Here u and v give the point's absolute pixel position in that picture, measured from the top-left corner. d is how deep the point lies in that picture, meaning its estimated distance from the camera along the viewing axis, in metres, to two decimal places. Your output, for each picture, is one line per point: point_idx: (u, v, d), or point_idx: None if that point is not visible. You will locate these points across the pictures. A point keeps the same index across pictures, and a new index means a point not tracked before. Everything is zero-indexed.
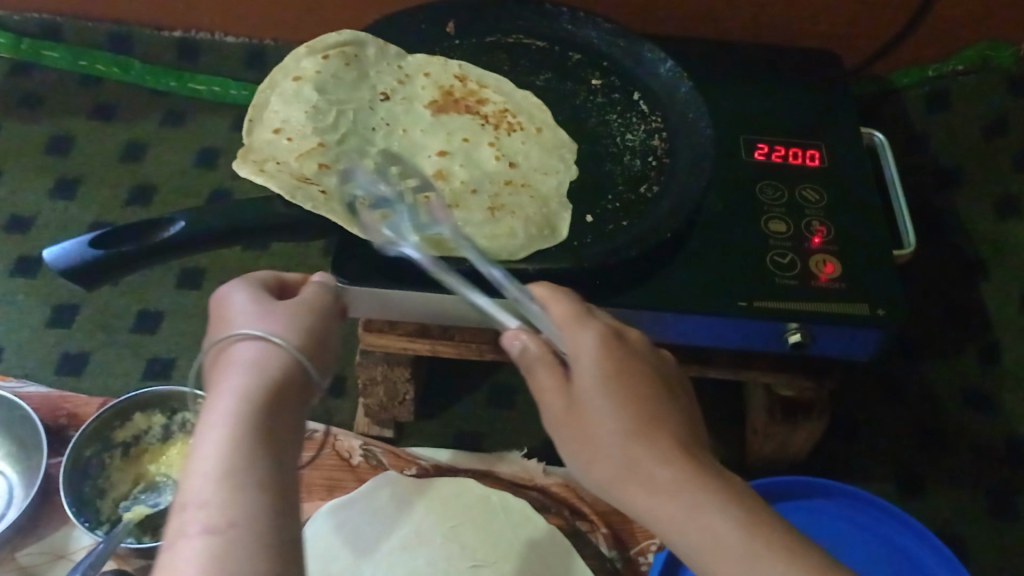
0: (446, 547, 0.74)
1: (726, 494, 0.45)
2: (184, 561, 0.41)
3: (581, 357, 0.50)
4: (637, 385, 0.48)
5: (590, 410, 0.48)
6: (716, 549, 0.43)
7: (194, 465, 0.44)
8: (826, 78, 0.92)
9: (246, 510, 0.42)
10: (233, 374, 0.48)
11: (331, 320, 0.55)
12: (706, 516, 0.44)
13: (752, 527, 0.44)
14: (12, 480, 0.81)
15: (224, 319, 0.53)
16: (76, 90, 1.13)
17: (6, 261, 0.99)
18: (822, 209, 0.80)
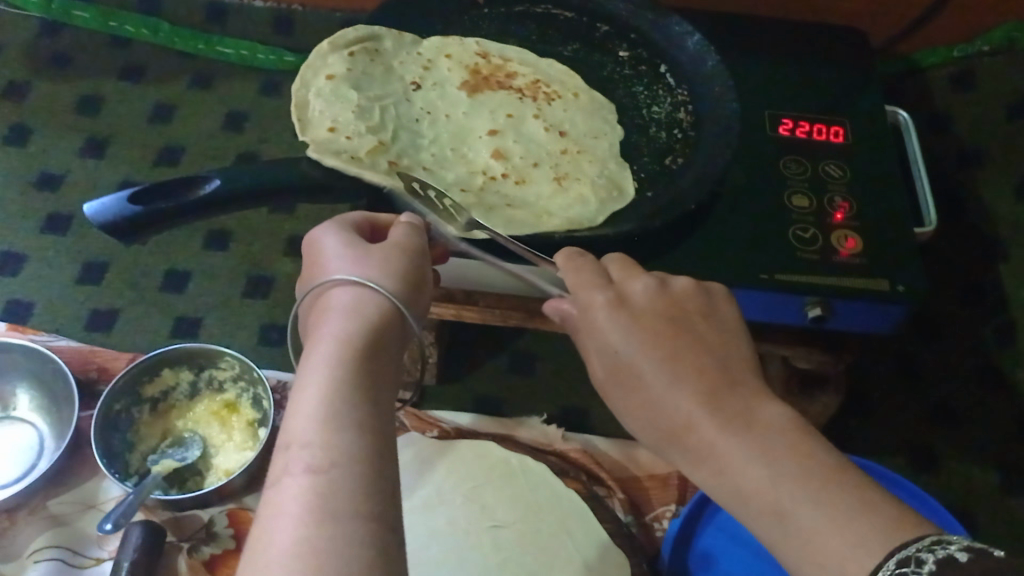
0: (466, 507, 0.76)
1: (752, 435, 0.46)
2: (289, 496, 0.44)
3: (601, 322, 0.52)
4: (667, 340, 0.50)
5: (628, 367, 0.50)
6: (744, 488, 0.45)
7: (298, 406, 0.48)
8: (851, 55, 0.93)
9: (346, 452, 0.46)
10: (334, 320, 0.52)
11: (420, 261, 0.59)
12: (728, 458, 0.46)
13: (774, 462, 0.45)
14: (43, 432, 0.82)
15: (323, 266, 0.57)
16: (105, 50, 1.14)
17: (36, 217, 1.00)
18: (845, 185, 0.81)
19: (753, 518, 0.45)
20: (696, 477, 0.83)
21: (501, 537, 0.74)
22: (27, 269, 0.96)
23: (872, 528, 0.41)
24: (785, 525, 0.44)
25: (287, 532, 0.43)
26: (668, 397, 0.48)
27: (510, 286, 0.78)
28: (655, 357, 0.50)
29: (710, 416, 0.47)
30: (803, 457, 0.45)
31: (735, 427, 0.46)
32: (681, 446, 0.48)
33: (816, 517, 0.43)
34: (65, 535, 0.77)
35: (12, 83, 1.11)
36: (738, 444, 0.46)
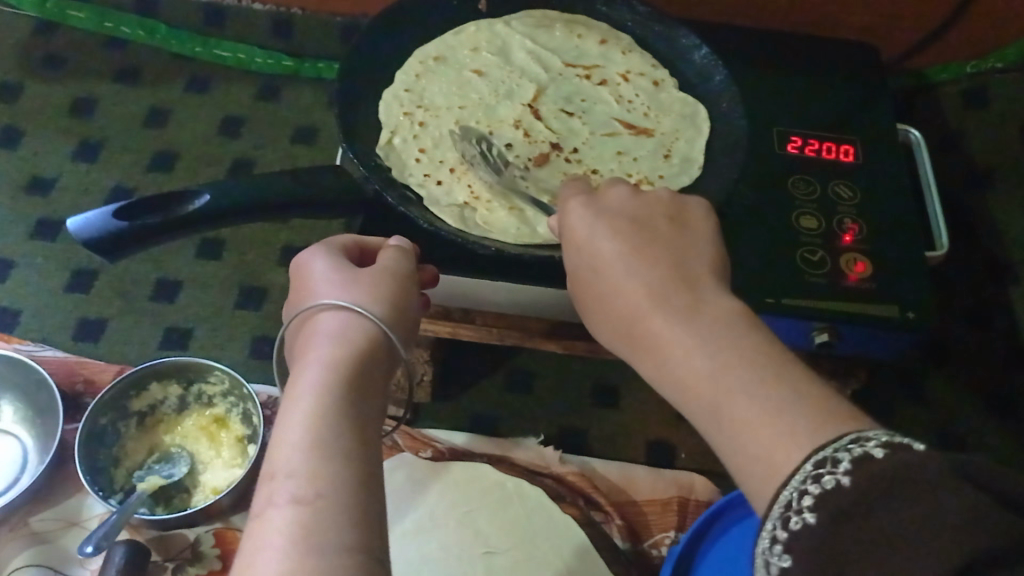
0: (458, 532, 0.74)
1: (694, 318, 0.48)
2: (273, 529, 0.42)
3: (593, 228, 0.56)
4: (648, 245, 0.54)
5: (599, 270, 0.54)
6: (684, 378, 0.47)
7: (284, 434, 0.46)
8: (863, 70, 0.90)
9: (333, 482, 0.43)
10: (321, 345, 0.50)
11: (409, 283, 0.57)
12: (671, 343, 0.48)
13: (717, 349, 0.46)
14: (27, 445, 0.80)
15: (311, 289, 0.55)
16: (100, 52, 1.12)
17: (26, 222, 0.98)
18: (854, 207, 0.79)
19: (688, 404, 0.47)
20: (696, 503, 0.81)
21: (495, 563, 0.72)
22: (15, 275, 0.94)
23: (790, 408, 0.42)
24: (721, 406, 0.44)
25: (271, 567, 0.40)
26: (618, 291, 0.52)
27: (509, 304, 0.76)
28: (623, 256, 0.53)
29: (663, 306, 0.49)
30: (743, 345, 0.46)
31: (681, 314, 0.49)
32: (636, 338, 0.51)
33: (744, 397, 0.43)
34: (47, 553, 0.74)
35: (5, 84, 1.09)
36: (686, 327, 0.48)
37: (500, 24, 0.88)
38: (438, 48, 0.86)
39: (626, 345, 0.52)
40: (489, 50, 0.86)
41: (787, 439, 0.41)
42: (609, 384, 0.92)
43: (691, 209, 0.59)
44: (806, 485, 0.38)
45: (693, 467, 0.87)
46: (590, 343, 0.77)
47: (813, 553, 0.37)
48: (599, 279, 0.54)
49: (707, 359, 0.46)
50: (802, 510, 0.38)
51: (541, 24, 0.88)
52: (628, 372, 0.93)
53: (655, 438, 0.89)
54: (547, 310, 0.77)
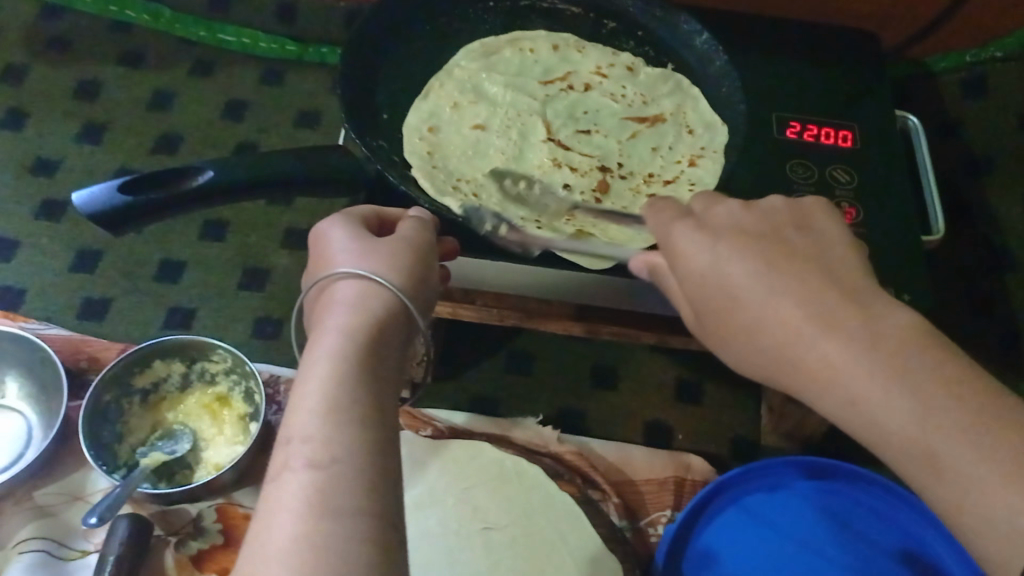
0: (458, 508, 0.75)
1: (877, 351, 0.43)
2: (289, 493, 0.43)
3: (719, 257, 0.49)
4: (787, 261, 0.48)
5: (738, 299, 0.48)
6: (881, 429, 0.43)
7: (301, 400, 0.47)
8: (862, 57, 0.91)
9: (348, 447, 0.44)
10: (338, 313, 0.51)
11: (427, 255, 0.58)
12: (859, 389, 0.43)
13: (919, 395, 0.42)
14: (31, 421, 0.81)
15: (328, 258, 0.56)
16: (105, 35, 1.13)
17: (31, 203, 0.99)
18: (851, 191, 0.79)
19: (891, 456, 0.43)
20: (692, 483, 0.82)
21: (492, 539, 0.73)
22: (20, 255, 0.95)
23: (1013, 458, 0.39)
24: (935, 467, 0.41)
25: (286, 530, 0.41)
26: (774, 320, 0.46)
27: (510, 284, 0.77)
28: (756, 279, 0.48)
29: (828, 337, 0.44)
30: (928, 381, 0.42)
31: (853, 343, 0.44)
32: (790, 373, 0.46)
33: (970, 458, 0.40)
34: (51, 526, 0.75)
35: (11, 66, 1.10)
36: (865, 366, 0.43)
37: (458, 70, 0.86)
38: (418, 116, 0.82)
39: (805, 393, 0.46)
40: (465, 101, 0.84)
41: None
42: (608, 366, 0.93)
43: (808, 217, 0.53)
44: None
45: (690, 448, 0.88)
46: (588, 324, 0.78)
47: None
48: (729, 307, 0.48)
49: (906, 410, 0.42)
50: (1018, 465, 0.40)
51: (490, 50, 0.88)
52: (627, 354, 0.94)
53: (652, 420, 0.90)
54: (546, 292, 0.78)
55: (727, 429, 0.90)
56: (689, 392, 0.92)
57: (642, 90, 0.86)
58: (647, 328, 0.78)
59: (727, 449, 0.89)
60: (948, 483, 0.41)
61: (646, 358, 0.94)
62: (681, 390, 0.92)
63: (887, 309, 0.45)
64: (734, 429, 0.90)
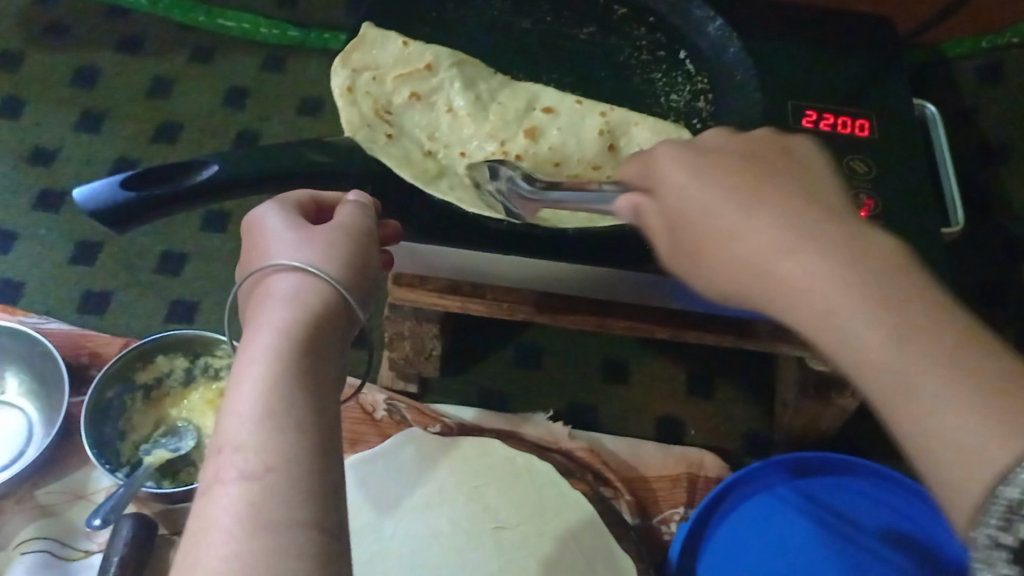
0: (467, 507, 0.74)
1: (847, 262, 0.38)
2: (221, 509, 0.41)
3: (690, 179, 0.46)
4: (754, 180, 0.44)
5: (729, 221, 0.43)
6: (842, 344, 0.38)
7: (233, 404, 0.44)
8: (880, 42, 0.89)
9: (283, 454, 0.42)
10: (272, 306, 0.48)
11: (367, 239, 0.55)
12: (838, 311, 0.38)
13: (883, 298, 0.37)
14: (32, 418, 0.80)
15: (264, 247, 0.53)
16: (104, 21, 1.10)
17: (28, 193, 0.97)
18: (869, 181, 0.77)
19: (860, 379, 0.37)
20: (706, 479, 0.80)
21: (504, 538, 0.72)
22: (19, 247, 0.93)
23: (979, 362, 0.34)
24: (903, 388, 0.35)
25: (217, 548, 0.39)
26: (747, 230, 0.42)
27: (520, 279, 0.76)
28: (739, 199, 0.44)
29: (802, 252, 0.40)
30: (909, 299, 0.37)
31: (832, 258, 0.39)
32: (781, 307, 0.40)
33: (940, 383, 0.34)
34: (52, 526, 0.74)
35: (6, 53, 1.07)
36: (836, 275, 0.38)
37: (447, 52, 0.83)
38: (382, 82, 0.82)
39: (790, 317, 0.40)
40: (426, 86, 0.83)
41: (993, 428, 0.33)
42: (618, 360, 0.92)
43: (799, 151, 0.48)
44: (999, 515, 0.31)
45: (701, 444, 0.87)
46: (602, 319, 0.77)
47: None
48: (709, 232, 0.44)
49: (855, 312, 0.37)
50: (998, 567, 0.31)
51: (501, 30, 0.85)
52: (638, 346, 0.92)
53: (664, 414, 0.88)
54: (556, 287, 0.77)
55: (740, 424, 0.89)
56: (700, 385, 0.91)
57: (608, 120, 0.81)
58: (662, 323, 0.77)
59: (741, 444, 0.87)
60: (910, 400, 0.35)
61: (658, 351, 0.92)
62: (693, 383, 0.91)
63: (865, 231, 0.41)
64: (747, 425, 0.89)
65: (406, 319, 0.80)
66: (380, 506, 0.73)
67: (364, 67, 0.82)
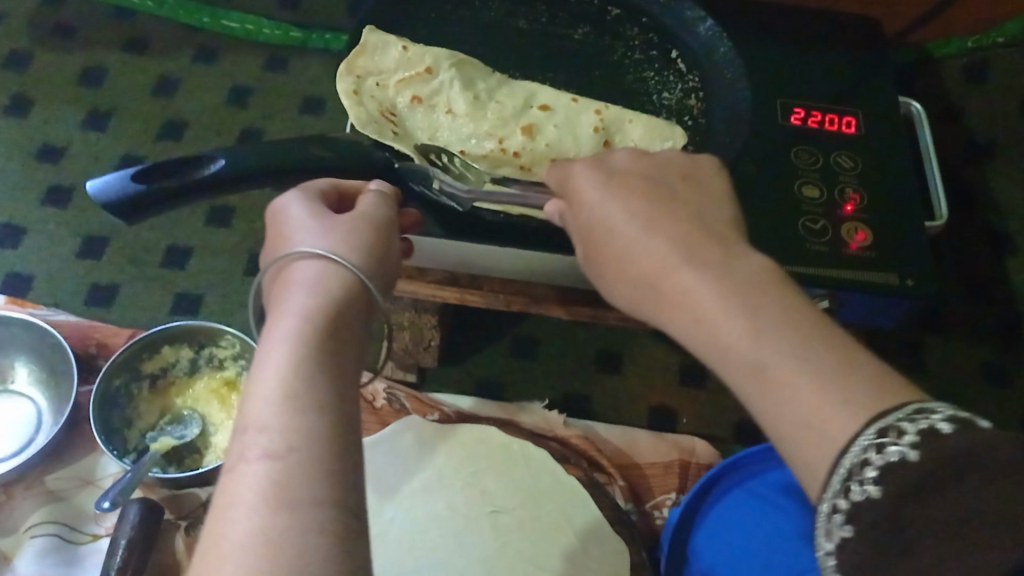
0: (466, 492, 0.76)
1: (722, 274, 0.45)
2: (246, 485, 0.42)
3: (588, 198, 0.52)
4: (649, 199, 0.50)
5: (620, 238, 0.49)
6: (714, 342, 0.43)
7: (257, 387, 0.46)
8: (867, 42, 0.91)
9: (307, 434, 0.43)
10: (298, 295, 0.51)
11: (385, 234, 0.58)
12: (709, 318, 0.44)
13: (750, 302, 0.43)
14: (42, 406, 0.82)
15: (288, 236, 0.56)
16: (109, 23, 1.13)
17: (36, 189, 0.99)
18: (855, 176, 0.80)
19: (732, 378, 0.43)
20: (698, 466, 0.83)
21: (501, 522, 0.74)
22: (27, 242, 0.96)
23: (828, 355, 0.40)
24: (763, 381, 0.41)
25: (243, 521, 0.41)
26: (642, 244, 0.48)
27: (517, 271, 0.78)
28: (636, 217, 0.49)
29: (687, 265, 0.46)
30: (772, 303, 0.43)
31: (707, 270, 0.45)
32: (669, 311, 0.46)
33: (793, 374, 0.40)
34: (62, 511, 0.76)
35: (14, 53, 1.10)
36: (713, 286, 0.44)
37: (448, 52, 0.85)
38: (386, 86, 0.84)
39: (674, 320, 0.46)
40: (427, 90, 0.85)
41: (839, 408, 0.38)
42: (613, 351, 0.94)
43: (704, 170, 0.55)
44: (840, 486, 0.37)
45: (694, 432, 0.89)
46: (594, 308, 0.79)
47: (870, 524, 0.36)
48: (608, 249, 0.50)
49: (723, 314, 0.43)
50: (837, 528, 0.37)
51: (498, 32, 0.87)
52: (632, 338, 0.94)
53: (658, 404, 0.91)
54: (549, 278, 0.79)
55: (731, 413, 0.91)
56: (693, 376, 0.93)
57: (603, 117, 0.84)
58: None
59: (732, 433, 0.90)
60: (768, 390, 0.41)
61: (651, 342, 0.94)
62: (686, 374, 0.93)
63: (744, 253, 0.47)
64: (738, 413, 0.91)
65: (406, 311, 0.83)
66: (381, 491, 0.75)
67: (367, 72, 0.84)
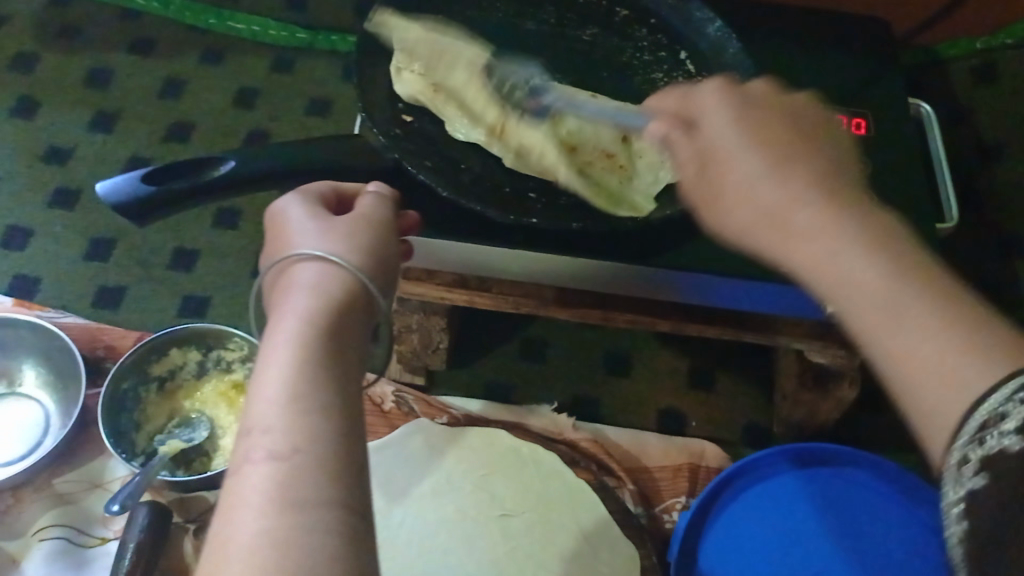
0: (475, 495, 0.75)
1: (853, 223, 0.46)
2: (252, 487, 0.42)
3: (717, 127, 0.52)
4: (780, 138, 0.51)
5: (742, 172, 0.50)
6: (839, 279, 0.44)
7: (260, 387, 0.46)
8: (878, 43, 0.91)
9: (311, 436, 0.43)
10: (297, 297, 0.50)
11: (385, 232, 0.57)
12: (842, 252, 0.45)
13: (886, 249, 0.44)
14: (50, 409, 0.82)
15: (288, 239, 0.56)
16: (116, 24, 1.12)
17: (43, 191, 0.99)
18: (865, 178, 0.79)
19: (850, 316, 0.44)
20: (706, 469, 0.83)
21: (511, 526, 0.74)
22: (35, 244, 0.95)
23: (956, 313, 0.41)
24: (889, 325, 0.42)
25: (248, 524, 0.41)
26: (766, 182, 0.49)
27: (527, 275, 0.78)
28: (762, 151, 0.50)
29: (818, 206, 0.47)
30: (905, 255, 0.44)
31: (840, 214, 0.46)
32: (789, 243, 0.47)
33: (926, 323, 0.41)
34: (70, 514, 0.76)
35: (21, 54, 1.10)
36: (835, 234, 0.45)
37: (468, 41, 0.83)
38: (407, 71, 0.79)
39: (792, 250, 0.47)
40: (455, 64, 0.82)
41: (972, 365, 0.40)
42: (621, 353, 0.94)
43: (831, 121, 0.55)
44: (969, 442, 0.38)
45: (703, 435, 0.89)
46: (605, 311, 0.79)
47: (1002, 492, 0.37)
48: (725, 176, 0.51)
49: (859, 256, 0.44)
50: (968, 478, 0.38)
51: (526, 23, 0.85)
52: (641, 340, 0.94)
53: (666, 407, 0.91)
54: (559, 280, 0.78)
55: (740, 416, 0.91)
56: (701, 378, 0.93)
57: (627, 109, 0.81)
58: (664, 316, 0.79)
59: (742, 436, 0.89)
60: (893, 333, 0.42)
61: (660, 344, 0.94)
62: (694, 376, 0.93)
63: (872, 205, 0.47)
64: (747, 416, 0.91)
65: (414, 313, 0.83)
66: (390, 494, 0.75)
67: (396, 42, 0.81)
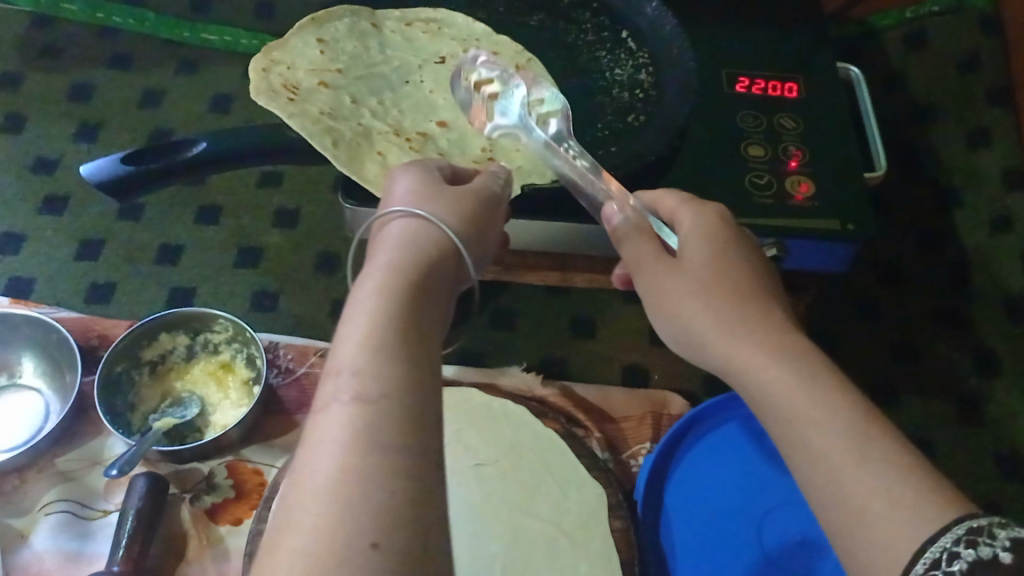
0: (451, 448, 0.81)
1: (805, 369, 0.52)
2: (333, 424, 0.43)
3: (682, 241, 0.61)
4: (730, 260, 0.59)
5: (690, 297, 0.58)
6: (771, 398, 0.52)
7: (347, 335, 0.48)
8: (805, 15, 0.97)
9: (395, 385, 0.45)
10: (386, 253, 0.53)
11: (480, 209, 0.61)
12: (780, 392, 0.52)
13: (821, 388, 0.51)
14: (48, 397, 0.87)
15: (387, 205, 0.59)
16: (94, 42, 1.18)
17: (34, 200, 1.05)
18: (798, 135, 0.86)
19: (784, 435, 0.52)
20: (669, 416, 0.88)
21: (485, 474, 0.79)
22: (27, 248, 1.01)
23: (902, 467, 0.48)
24: (818, 460, 0.49)
25: (327, 458, 0.42)
26: (718, 312, 0.57)
27: None
28: (713, 272, 0.58)
29: (777, 354, 0.54)
30: (831, 396, 0.51)
31: (801, 369, 0.52)
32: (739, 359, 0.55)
33: (864, 464, 0.48)
34: (73, 488, 0.81)
35: (5, 75, 1.15)
36: (804, 383, 0.52)
37: (351, 13, 0.90)
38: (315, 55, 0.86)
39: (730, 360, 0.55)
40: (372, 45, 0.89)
41: (921, 519, 0.45)
42: (586, 316, 0.99)
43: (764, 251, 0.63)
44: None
45: (665, 387, 0.94)
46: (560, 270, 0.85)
47: None
48: (673, 303, 0.59)
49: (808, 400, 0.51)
50: None
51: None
52: (605, 304, 1.00)
53: (629, 363, 0.96)
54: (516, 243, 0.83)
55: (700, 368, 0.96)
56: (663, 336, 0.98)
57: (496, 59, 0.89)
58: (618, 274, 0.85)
59: (702, 386, 0.95)
60: (822, 460, 0.49)
61: (622, 305, 1.00)
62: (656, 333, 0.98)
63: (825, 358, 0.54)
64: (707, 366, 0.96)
65: None
66: None
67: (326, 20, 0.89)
